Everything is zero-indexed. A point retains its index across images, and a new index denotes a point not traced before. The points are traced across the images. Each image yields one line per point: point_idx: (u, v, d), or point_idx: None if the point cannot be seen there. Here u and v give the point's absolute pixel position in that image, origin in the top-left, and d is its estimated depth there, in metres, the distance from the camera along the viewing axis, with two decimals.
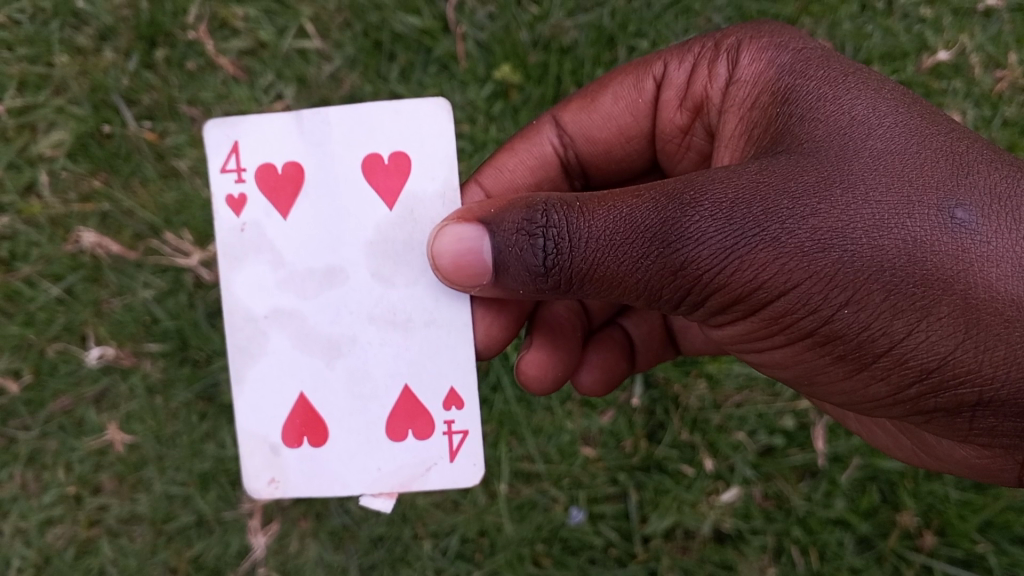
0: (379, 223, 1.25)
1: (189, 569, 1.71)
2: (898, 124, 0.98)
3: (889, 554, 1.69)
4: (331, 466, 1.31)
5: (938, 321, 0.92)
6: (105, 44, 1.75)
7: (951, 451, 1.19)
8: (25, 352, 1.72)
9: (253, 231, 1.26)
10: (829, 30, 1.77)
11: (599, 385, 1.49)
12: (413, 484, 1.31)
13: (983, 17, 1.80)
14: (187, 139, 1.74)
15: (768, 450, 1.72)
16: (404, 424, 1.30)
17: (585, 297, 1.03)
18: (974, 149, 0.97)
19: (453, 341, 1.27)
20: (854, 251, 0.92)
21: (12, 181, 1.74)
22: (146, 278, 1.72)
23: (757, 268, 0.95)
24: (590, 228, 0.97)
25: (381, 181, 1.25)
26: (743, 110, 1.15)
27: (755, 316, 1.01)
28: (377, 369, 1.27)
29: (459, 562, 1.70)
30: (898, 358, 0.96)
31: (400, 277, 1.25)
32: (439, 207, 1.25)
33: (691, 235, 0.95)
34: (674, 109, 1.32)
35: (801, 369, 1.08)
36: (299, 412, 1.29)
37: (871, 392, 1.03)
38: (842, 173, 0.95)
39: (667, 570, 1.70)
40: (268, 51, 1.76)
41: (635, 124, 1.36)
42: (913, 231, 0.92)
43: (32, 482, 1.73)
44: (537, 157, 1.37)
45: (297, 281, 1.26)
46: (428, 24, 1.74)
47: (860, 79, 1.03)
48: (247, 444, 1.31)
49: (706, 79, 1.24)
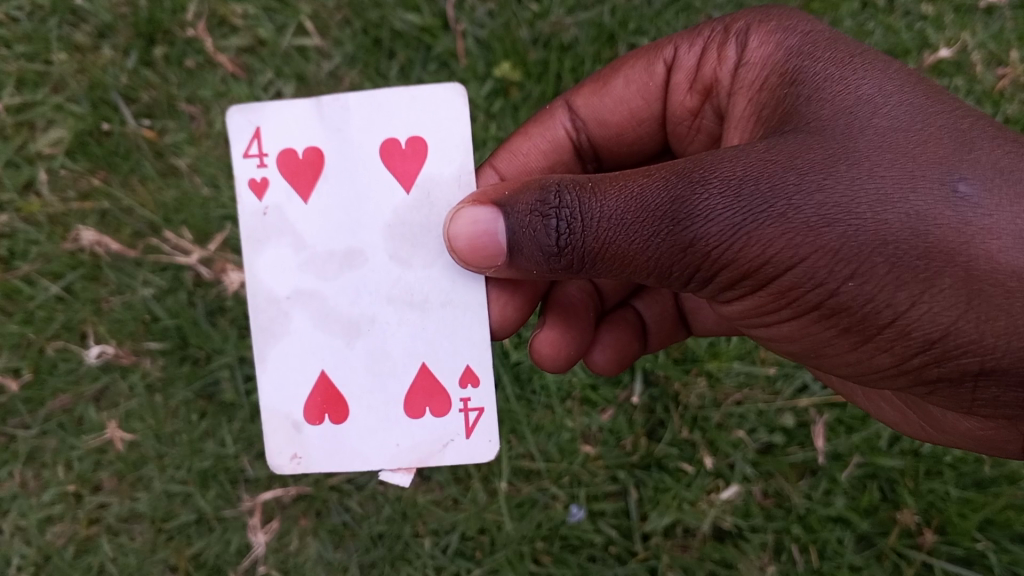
0: (397, 206, 1.25)
1: (189, 567, 1.71)
2: (903, 103, 0.98)
3: (889, 551, 1.68)
4: (352, 442, 1.31)
5: (941, 293, 0.91)
6: (105, 41, 1.74)
7: (955, 424, 1.18)
8: (24, 350, 1.71)
9: (275, 215, 1.26)
10: (830, 27, 1.77)
11: (612, 364, 1.49)
12: (431, 459, 1.32)
13: (984, 15, 1.79)
14: (186, 137, 1.73)
15: (768, 448, 1.72)
16: (422, 401, 1.30)
17: (598, 276, 1.03)
18: (977, 127, 0.97)
19: (468, 321, 1.27)
20: (860, 225, 0.92)
21: (11, 179, 1.74)
22: (146, 276, 1.71)
23: (765, 244, 0.94)
24: (603, 208, 0.97)
25: (398, 164, 1.25)
26: (750, 92, 1.15)
27: (762, 291, 1.01)
28: (396, 348, 1.27)
29: (459, 560, 1.70)
30: (902, 329, 0.96)
31: (417, 259, 1.25)
32: (454, 190, 1.25)
33: (700, 213, 0.94)
34: (683, 92, 1.31)
35: (807, 342, 1.08)
36: (320, 390, 1.29)
37: (876, 364, 1.03)
38: (848, 150, 0.95)
39: (667, 568, 1.70)
40: (268, 48, 1.76)
41: (646, 107, 1.36)
42: (916, 207, 0.91)
43: (32, 480, 1.73)
44: (550, 141, 1.37)
45: (318, 263, 1.26)
46: (428, 21, 1.74)
47: (866, 61, 1.03)
48: (271, 421, 1.32)
49: (715, 63, 1.24)
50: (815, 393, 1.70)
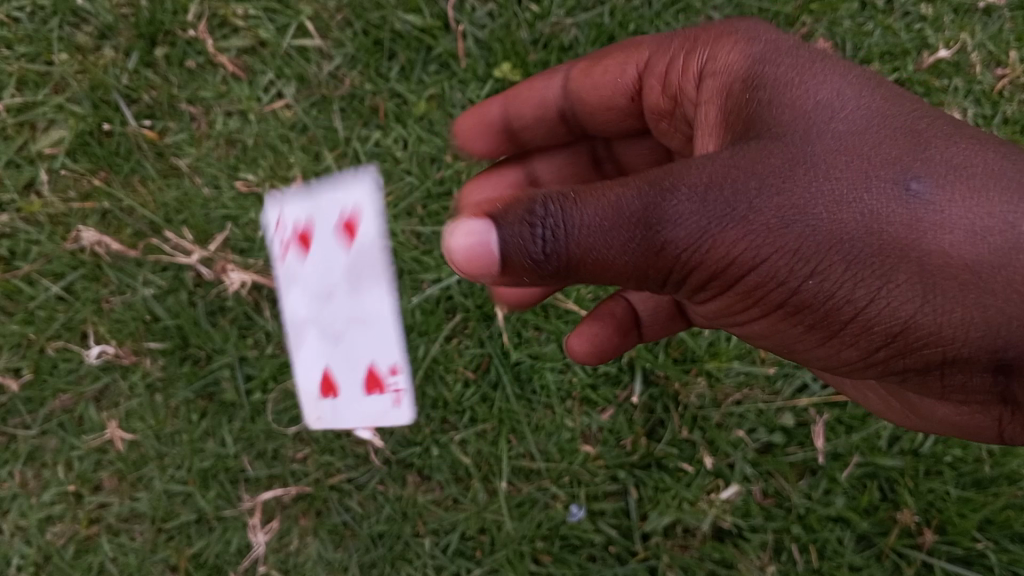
0: (349, 257, 1.59)
1: (189, 567, 1.70)
2: (859, 104, 1.00)
3: (889, 551, 1.68)
4: (343, 413, 1.65)
5: (897, 288, 0.95)
6: (105, 42, 1.76)
7: (934, 410, 1.21)
8: (25, 350, 1.72)
9: (284, 267, 1.63)
10: (828, 28, 1.78)
11: (597, 355, 1.51)
12: (379, 420, 1.66)
13: (983, 15, 1.80)
14: (187, 137, 1.74)
15: (768, 448, 1.72)
16: (370, 381, 1.63)
17: (582, 281, 0.99)
18: (929, 124, 0.99)
19: (391, 324, 1.61)
20: (816, 226, 0.95)
21: (12, 179, 1.74)
22: (146, 276, 1.71)
23: (730, 247, 0.95)
24: (583, 216, 0.93)
25: (346, 233, 1.58)
26: (716, 101, 1.11)
27: (731, 292, 1.02)
28: (358, 346, 1.62)
29: (459, 560, 1.70)
30: (865, 325, 0.99)
31: (365, 286, 1.60)
32: (378, 243, 1.60)
33: (669, 218, 0.93)
34: (656, 96, 1.29)
35: (780, 339, 1.10)
36: (322, 378, 1.64)
37: (844, 357, 1.07)
38: (806, 154, 0.96)
39: (667, 567, 1.69)
40: (268, 49, 1.76)
41: (613, 99, 1.37)
42: (870, 206, 0.94)
43: (33, 479, 1.73)
44: (539, 100, 1.44)
45: (310, 292, 1.62)
46: (428, 23, 1.74)
47: (823, 62, 1.04)
48: (306, 407, 1.67)
49: (680, 72, 1.21)
50: (814, 393, 1.71)
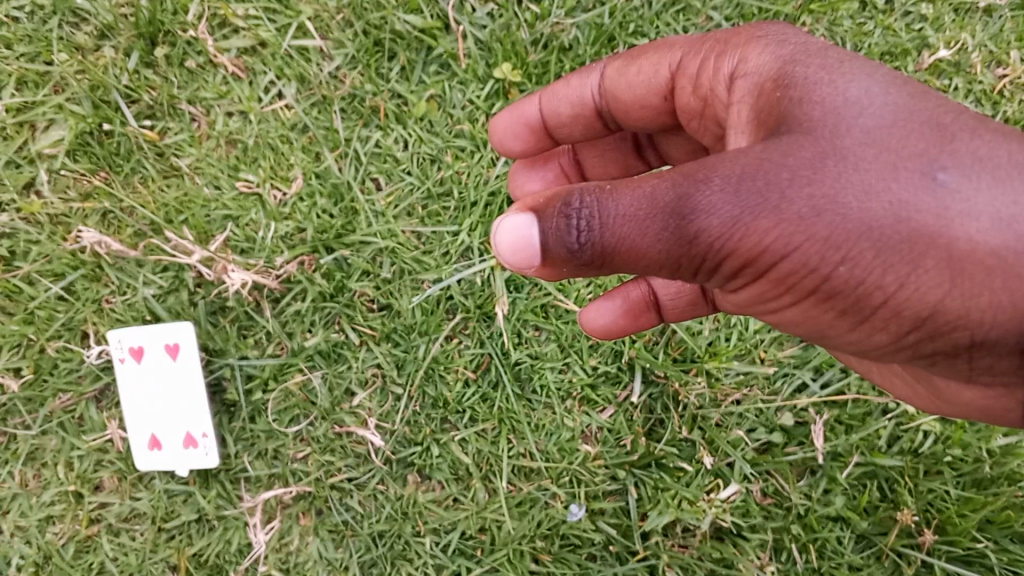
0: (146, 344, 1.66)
1: (189, 566, 1.71)
2: (887, 100, 0.99)
3: (889, 552, 1.68)
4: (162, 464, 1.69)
5: (926, 274, 0.94)
6: (106, 42, 1.76)
7: (961, 393, 1.23)
8: (25, 350, 1.72)
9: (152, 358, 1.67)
10: (828, 28, 1.78)
11: (611, 333, 1.58)
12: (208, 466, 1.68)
13: (984, 15, 1.80)
14: (187, 137, 1.75)
15: (767, 448, 1.73)
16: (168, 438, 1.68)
17: (613, 273, 0.99)
18: (956, 118, 0.99)
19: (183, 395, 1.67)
20: (849, 215, 0.93)
21: (11, 179, 1.74)
22: (146, 276, 1.71)
23: (764, 237, 0.93)
24: (617, 209, 0.93)
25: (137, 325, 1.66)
26: (749, 100, 1.09)
27: (764, 283, 1.01)
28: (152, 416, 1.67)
29: (459, 559, 1.70)
30: (895, 310, 0.98)
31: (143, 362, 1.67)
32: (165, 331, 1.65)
33: (703, 208, 0.92)
34: (688, 95, 1.25)
35: (808, 330, 1.09)
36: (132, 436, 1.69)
37: (874, 344, 1.06)
38: (837, 147, 0.95)
39: (666, 567, 1.69)
40: (269, 49, 1.77)
41: (650, 98, 1.33)
42: (899, 196, 0.93)
43: (33, 479, 1.74)
44: (576, 97, 1.42)
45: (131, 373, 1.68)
46: (429, 22, 1.75)
47: (850, 61, 1.03)
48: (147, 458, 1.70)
49: (712, 74, 1.17)
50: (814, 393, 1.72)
